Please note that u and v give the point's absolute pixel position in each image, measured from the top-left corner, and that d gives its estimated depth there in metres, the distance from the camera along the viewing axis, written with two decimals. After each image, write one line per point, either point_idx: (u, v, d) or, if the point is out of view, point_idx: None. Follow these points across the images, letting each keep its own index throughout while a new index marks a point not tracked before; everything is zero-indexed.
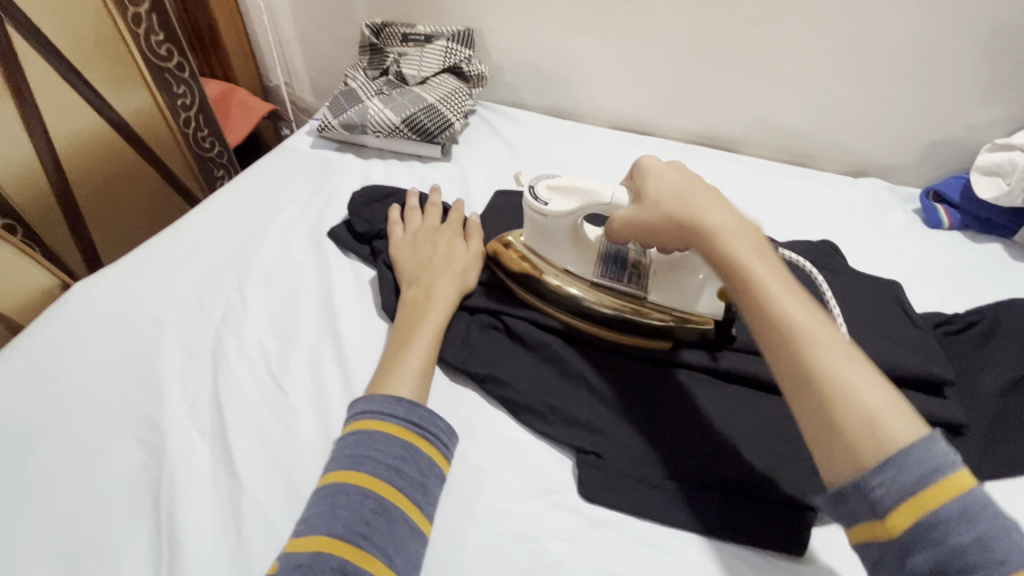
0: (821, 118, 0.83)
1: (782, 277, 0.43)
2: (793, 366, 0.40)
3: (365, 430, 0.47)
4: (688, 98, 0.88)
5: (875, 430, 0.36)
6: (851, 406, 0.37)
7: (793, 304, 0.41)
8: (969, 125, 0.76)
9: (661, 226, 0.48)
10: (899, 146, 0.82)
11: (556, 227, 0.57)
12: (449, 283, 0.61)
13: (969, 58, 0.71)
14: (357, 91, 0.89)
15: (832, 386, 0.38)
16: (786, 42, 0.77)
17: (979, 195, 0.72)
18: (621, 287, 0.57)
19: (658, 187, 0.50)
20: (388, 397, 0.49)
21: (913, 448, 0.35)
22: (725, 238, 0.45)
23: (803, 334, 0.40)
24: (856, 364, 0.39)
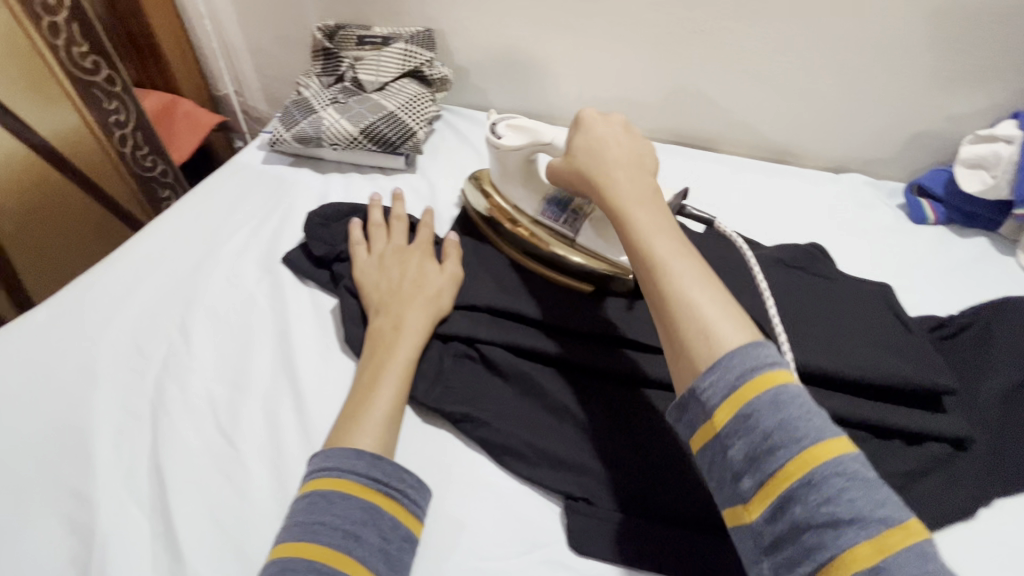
0: (800, 113, 0.80)
1: (660, 218, 0.47)
2: (653, 285, 0.43)
3: (320, 491, 0.42)
4: (663, 96, 0.84)
5: (708, 340, 0.39)
6: (692, 314, 0.40)
7: (658, 236, 0.45)
8: (950, 117, 0.73)
9: (576, 172, 0.54)
10: (880, 139, 0.79)
11: (510, 161, 0.61)
12: (421, 310, 0.55)
13: (951, 47, 0.68)
14: (310, 100, 0.83)
15: (675, 299, 0.41)
16: (763, 36, 0.73)
17: (964, 188, 0.70)
18: (558, 226, 0.60)
19: (593, 141, 0.53)
20: (347, 451, 0.44)
21: (744, 354, 0.37)
22: (615, 182, 0.50)
23: (660, 259, 0.44)
24: (708, 287, 0.42)
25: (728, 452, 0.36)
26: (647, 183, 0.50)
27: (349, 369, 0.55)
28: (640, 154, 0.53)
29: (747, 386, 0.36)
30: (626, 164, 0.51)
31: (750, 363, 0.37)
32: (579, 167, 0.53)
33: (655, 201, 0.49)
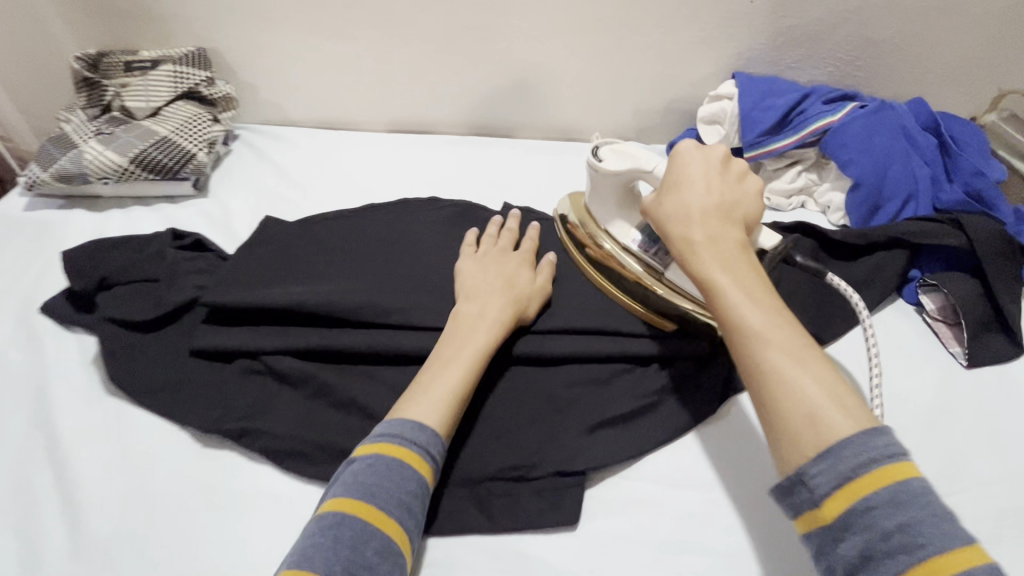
0: (575, 94, 0.88)
1: (753, 281, 0.41)
2: (745, 359, 0.39)
3: (377, 454, 0.42)
4: (452, 92, 0.88)
5: (815, 424, 0.35)
6: (791, 394, 0.36)
7: (748, 301, 0.40)
8: (691, 82, 0.85)
9: (658, 217, 0.48)
10: (645, 109, 0.89)
11: (606, 186, 0.57)
12: (483, 333, 0.51)
13: (674, 23, 0.78)
14: (71, 135, 0.77)
15: (773, 381, 0.37)
16: (521, 27, 0.79)
17: (706, 140, 0.82)
18: (649, 259, 0.56)
19: (671, 185, 0.48)
20: (411, 423, 0.44)
21: (859, 445, 0.34)
22: (696, 240, 0.44)
23: (754, 330, 0.39)
24: (809, 367, 0.37)
25: (839, 544, 0.34)
26: (735, 235, 0.44)
27: (120, 409, 0.52)
28: (746, 197, 0.48)
29: (867, 475, 0.33)
30: (711, 214, 0.45)
31: (874, 455, 0.33)
32: (665, 213, 0.47)
33: (746, 258, 0.43)
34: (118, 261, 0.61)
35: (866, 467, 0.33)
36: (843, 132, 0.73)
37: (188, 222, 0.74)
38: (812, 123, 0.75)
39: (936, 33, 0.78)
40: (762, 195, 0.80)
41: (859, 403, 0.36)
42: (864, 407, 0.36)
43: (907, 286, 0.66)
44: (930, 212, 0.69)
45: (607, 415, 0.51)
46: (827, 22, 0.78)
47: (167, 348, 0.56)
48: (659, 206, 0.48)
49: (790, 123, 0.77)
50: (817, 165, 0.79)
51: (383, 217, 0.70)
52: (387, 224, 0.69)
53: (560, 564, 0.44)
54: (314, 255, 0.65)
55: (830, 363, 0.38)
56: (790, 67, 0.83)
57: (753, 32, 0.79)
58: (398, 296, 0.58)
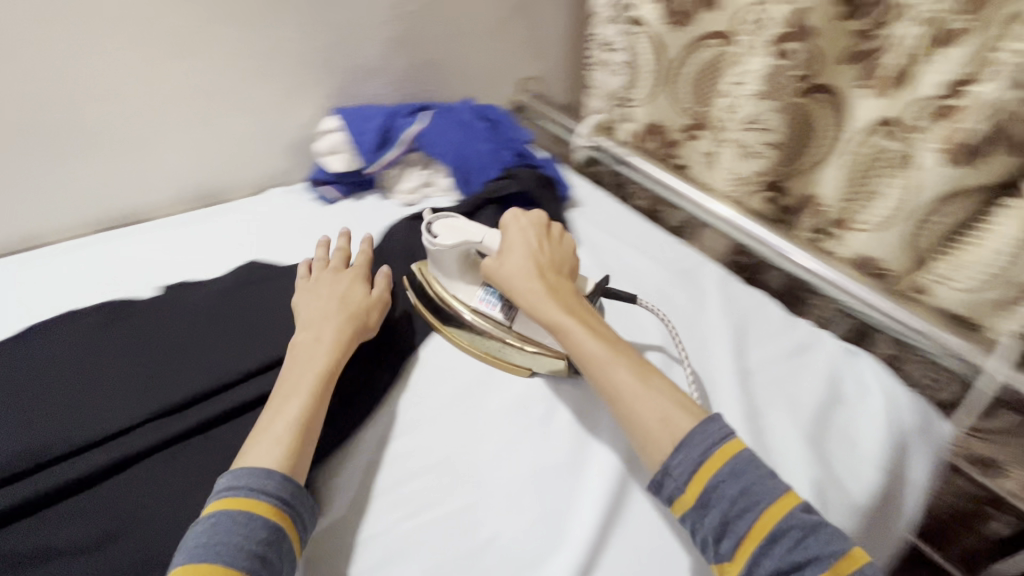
0: (195, 162, 0.92)
1: (586, 323, 0.62)
2: (600, 378, 0.58)
3: (231, 512, 0.49)
4: (47, 196, 0.83)
5: (666, 423, 0.54)
6: (644, 403, 0.55)
7: (592, 339, 0.59)
8: (300, 125, 0.98)
9: (503, 279, 0.67)
10: (272, 158, 0.99)
11: (445, 257, 0.72)
12: (308, 369, 0.60)
13: (252, 84, 0.90)
14: None
15: (619, 387, 0.57)
16: (94, 115, 0.81)
17: (336, 169, 0.95)
18: (497, 316, 0.71)
19: (512, 254, 0.68)
20: (260, 473, 0.52)
21: (704, 434, 0.52)
22: (538, 302, 0.63)
23: (598, 360, 0.58)
24: (642, 380, 0.57)
25: (706, 517, 0.50)
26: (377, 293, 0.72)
27: None
28: (564, 253, 0.70)
29: (760, 516, 0.47)
30: (333, 314, 0.66)
31: (757, 497, 0.48)
32: (507, 274, 0.67)
33: (335, 337, 0.64)
34: None
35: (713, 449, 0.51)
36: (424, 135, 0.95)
37: None
38: (403, 134, 0.95)
39: (459, 52, 1.08)
40: (397, 198, 0.98)
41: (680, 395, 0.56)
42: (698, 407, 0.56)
43: None
44: (501, 171, 0.94)
45: None
46: (382, 56, 0.99)
47: None
48: (501, 266, 0.67)
49: (390, 138, 0.96)
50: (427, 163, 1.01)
51: (15, 351, 0.64)
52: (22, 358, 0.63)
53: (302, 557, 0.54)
54: None
55: (654, 372, 0.59)
56: (377, 95, 1.03)
57: (327, 77, 0.95)
58: (68, 424, 0.58)
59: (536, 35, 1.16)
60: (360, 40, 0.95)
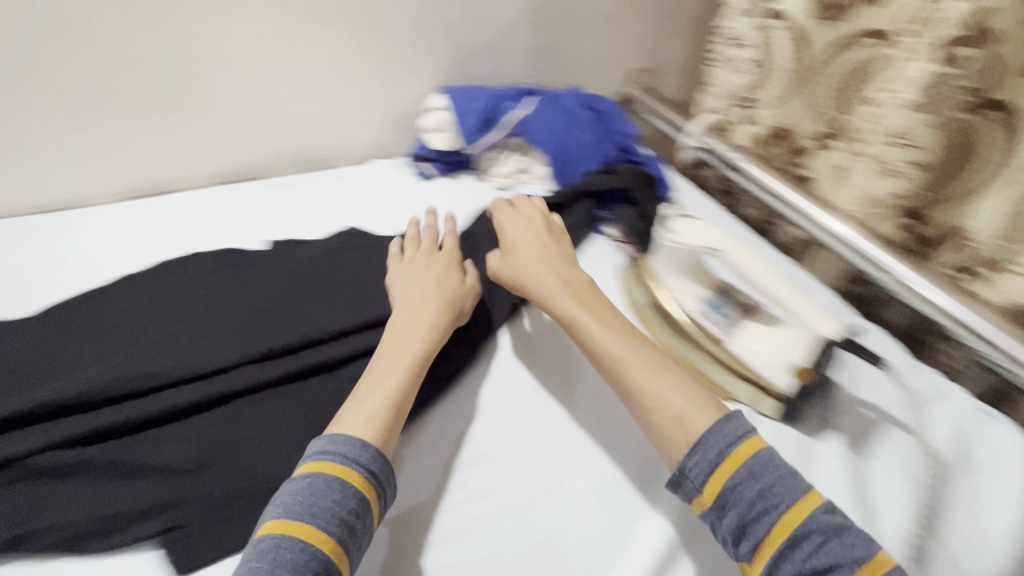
0: (311, 128, 0.96)
1: (602, 319, 0.63)
2: (616, 373, 0.59)
3: (321, 474, 0.50)
4: (182, 149, 0.89)
5: (681, 423, 0.54)
6: (662, 405, 0.55)
7: (609, 336, 0.61)
8: (409, 100, 0.99)
9: (514, 272, 0.70)
10: (380, 130, 1.01)
11: (679, 253, 0.68)
12: (421, 342, 0.62)
13: (373, 55, 0.92)
14: None
15: (637, 387, 0.57)
16: (233, 72, 0.85)
17: (437, 145, 0.96)
18: (713, 328, 0.66)
19: (519, 248, 0.72)
20: (356, 443, 0.52)
21: (722, 432, 0.52)
22: (554, 297, 0.66)
23: (618, 357, 0.59)
24: (665, 375, 0.58)
25: (723, 520, 0.49)
26: (439, 283, 0.68)
27: None
28: (572, 246, 0.76)
29: (778, 518, 0.47)
30: (439, 279, 0.69)
31: (778, 498, 0.48)
32: (517, 271, 0.70)
33: (436, 314, 0.65)
34: None
35: (729, 449, 0.50)
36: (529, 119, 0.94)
37: None
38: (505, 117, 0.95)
39: (573, 37, 1.05)
40: (491, 180, 0.99)
41: (703, 399, 0.55)
42: (716, 405, 0.55)
43: (598, 224, 0.89)
44: (602, 164, 0.92)
45: None
46: (495, 38, 0.98)
47: None
48: (512, 262, 0.71)
49: (492, 120, 0.96)
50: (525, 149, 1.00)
51: (133, 285, 0.69)
52: (142, 293, 0.68)
53: None
54: (60, 343, 0.61)
55: (675, 372, 0.58)
56: (484, 76, 1.02)
57: (444, 53, 0.96)
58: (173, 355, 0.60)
59: (654, 25, 1.10)
60: (476, 20, 0.95)
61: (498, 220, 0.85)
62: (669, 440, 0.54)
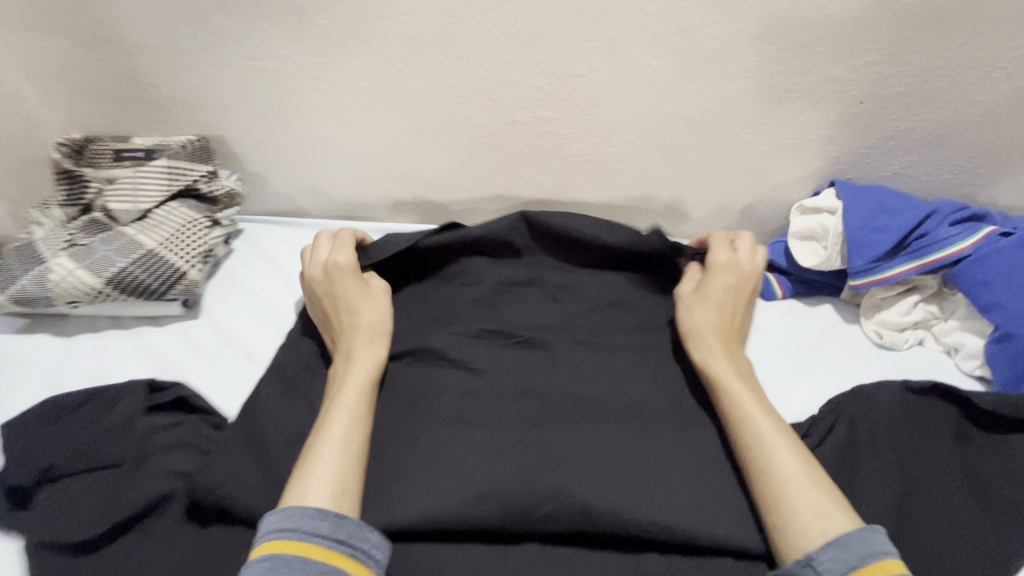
0: (634, 195, 0.75)
1: (761, 401, 0.55)
2: (758, 459, 0.50)
3: (281, 555, 0.40)
4: (488, 187, 0.76)
5: (821, 521, 0.44)
6: (800, 495, 0.46)
7: (762, 413, 0.52)
8: (775, 187, 0.72)
9: (686, 333, 0.61)
10: (717, 213, 0.76)
11: None
12: (371, 338, 0.58)
13: (756, 124, 0.66)
14: (38, 243, 0.63)
15: (783, 488, 0.47)
16: (579, 122, 0.67)
17: (802, 261, 0.67)
18: None
19: (696, 304, 0.62)
20: (309, 511, 0.42)
21: (862, 539, 0.42)
22: (711, 363, 0.57)
23: (764, 438, 0.50)
24: (814, 476, 0.48)
25: None
26: (361, 318, 0.58)
27: None
28: (748, 318, 0.65)
29: None
30: (362, 298, 0.60)
31: None
32: (694, 323, 0.61)
33: (374, 352, 0.57)
34: (72, 440, 0.47)
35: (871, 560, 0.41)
36: (982, 266, 0.60)
37: (171, 356, 0.61)
38: (936, 251, 0.62)
39: None
40: (870, 329, 0.66)
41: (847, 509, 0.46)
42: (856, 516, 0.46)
43: None
44: None
45: None
46: (950, 125, 0.65)
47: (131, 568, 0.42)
48: (689, 315, 0.62)
49: (908, 248, 0.63)
50: (937, 295, 0.66)
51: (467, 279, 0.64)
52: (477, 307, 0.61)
53: None
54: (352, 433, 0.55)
55: (823, 478, 0.48)
56: (900, 173, 0.69)
57: (858, 135, 0.66)
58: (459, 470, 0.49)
59: None
60: (937, 95, 0.63)
61: (895, 423, 0.55)
62: (799, 529, 0.45)
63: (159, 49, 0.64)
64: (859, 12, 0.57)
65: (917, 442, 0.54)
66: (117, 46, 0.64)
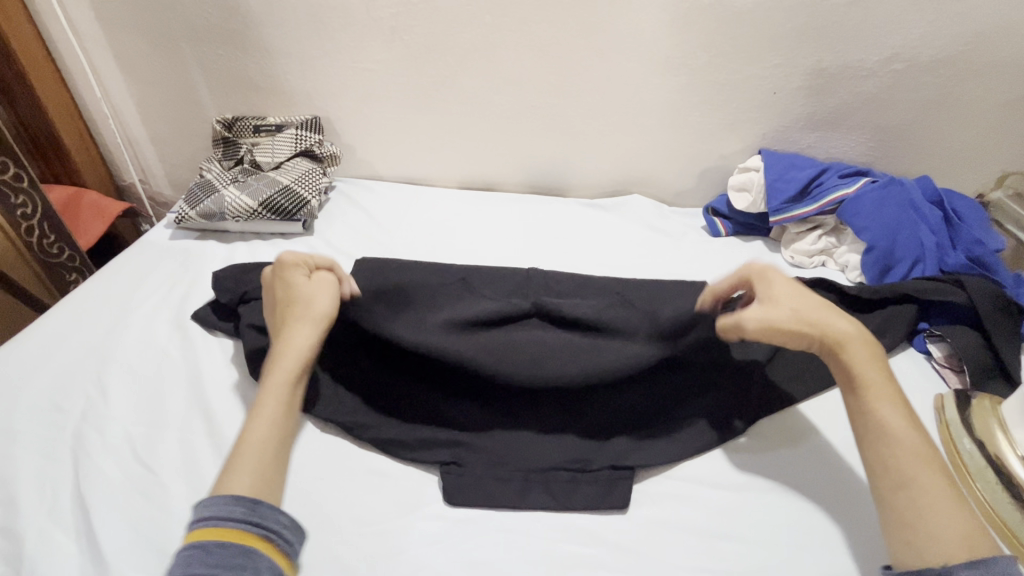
0: (619, 162, 1.03)
1: (904, 406, 0.53)
2: (908, 462, 0.50)
3: (199, 542, 0.46)
4: (513, 157, 1.05)
5: (970, 540, 0.45)
6: (947, 515, 0.47)
7: (907, 423, 0.52)
8: (721, 156, 0.99)
9: (813, 322, 0.56)
10: (681, 176, 1.03)
11: None
12: (304, 334, 0.59)
13: (702, 108, 0.94)
14: (212, 181, 0.94)
15: (932, 497, 0.48)
16: (578, 107, 0.96)
17: (737, 205, 0.94)
18: None
19: (812, 306, 0.57)
20: (230, 500, 0.48)
21: (1002, 571, 0.43)
22: (855, 358, 0.55)
23: (913, 447, 0.50)
24: (949, 495, 0.48)
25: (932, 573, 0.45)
26: (293, 327, 0.60)
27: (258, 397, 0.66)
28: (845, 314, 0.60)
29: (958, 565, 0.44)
30: (305, 304, 0.61)
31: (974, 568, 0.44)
32: (816, 315, 0.56)
33: (298, 349, 0.58)
34: (253, 281, 0.75)
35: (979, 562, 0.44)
36: (856, 203, 0.86)
37: None
38: (828, 195, 0.88)
39: (935, 124, 0.91)
40: (786, 254, 0.92)
41: (980, 526, 0.47)
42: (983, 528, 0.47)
43: (917, 336, 0.75)
44: (937, 273, 0.79)
45: (653, 425, 0.62)
46: (841, 109, 0.91)
47: None
48: (796, 310, 0.56)
49: (810, 194, 0.89)
50: (836, 230, 0.91)
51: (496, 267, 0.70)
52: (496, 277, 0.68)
53: (615, 542, 0.54)
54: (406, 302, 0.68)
55: (960, 497, 0.49)
56: (811, 145, 0.96)
57: (776, 116, 0.93)
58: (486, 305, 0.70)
59: None
60: (827, 88, 0.90)
61: None
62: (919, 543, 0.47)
63: (295, 56, 0.96)
64: (763, 30, 0.85)
65: None
66: (268, 53, 0.96)
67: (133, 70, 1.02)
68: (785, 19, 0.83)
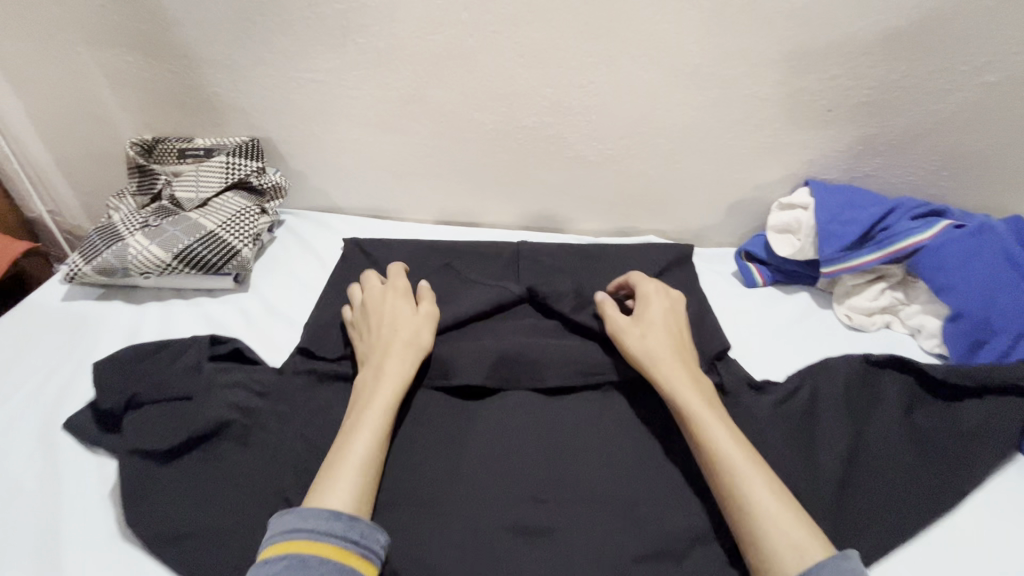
0: (628, 194, 0.84)
1: (726, 424, 0.52)
2: (732, 486, 0.47)
3: (293, 554, 0.41)
4: (499, 188, 0.86)
5: (803, 555, 0.42)
6: (779, 528, 0.44)
7: (730, 443, 0.49)
8: (756, 187, 0.80)
9: (639, 352, 0.59)
10: (706, 210, 0.84)
11: None
12: (399, 355, 0.57)
13: (736, 129, 0.75)
14: (117, 224, 0.75)
15: (760, 515, 0.45)
16: (579, 128, 0.77)
17: (778, 251, 0.76)
18: None
19: (654, 336, 0.60)
20: (325, 514, 0.44)
21: (833, 564, 0.40)
22: (671, 389, 0.55)
23: (735, 464, 0.48)
24: (771, 483, 0.47)
25: None
26: (394, 338, 0.59)
27: (138, 562, 0.47)
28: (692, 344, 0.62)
29: None
30: (409, 319, 0.61)
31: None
32: (646, 347, 0.59)
33: (401, 365, 0.56)
34: (152, 375, 0.57)
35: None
36: (939, 252, 0.67)
37: (226, 323, 0.71)
38: (899, 241, 0.69)
39: None
40: (841, 313, 0.74)
41: (819, 533, 0.44)
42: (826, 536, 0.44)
43: None
44: None
45: None
46: (910, 132, 0.73)
47: (201, 479, 0.51)
48: (642, 338, 0.60)
49: (875, 239, 0.71)
50: (903, 283, 0.73)
51: (482, 249, 0.79)
52: (484, 257, 0.78)
53: None
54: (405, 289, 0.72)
55: (793, 502, 0.46)
56: (870, 173, 0.77)
57: (829, 139, 0.74)
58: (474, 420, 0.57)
59: None
60: (897, 106, 0.71)
61: (853, 392, 0.61)
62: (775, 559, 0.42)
63: (224, 64, 0.76)
64: (822, 31, 0.65)
65: (864, 405, 0.61)
66: (188, 59, 0.76)
67: (24, 81, 0.81)
68: (851, 17, 0.64)
